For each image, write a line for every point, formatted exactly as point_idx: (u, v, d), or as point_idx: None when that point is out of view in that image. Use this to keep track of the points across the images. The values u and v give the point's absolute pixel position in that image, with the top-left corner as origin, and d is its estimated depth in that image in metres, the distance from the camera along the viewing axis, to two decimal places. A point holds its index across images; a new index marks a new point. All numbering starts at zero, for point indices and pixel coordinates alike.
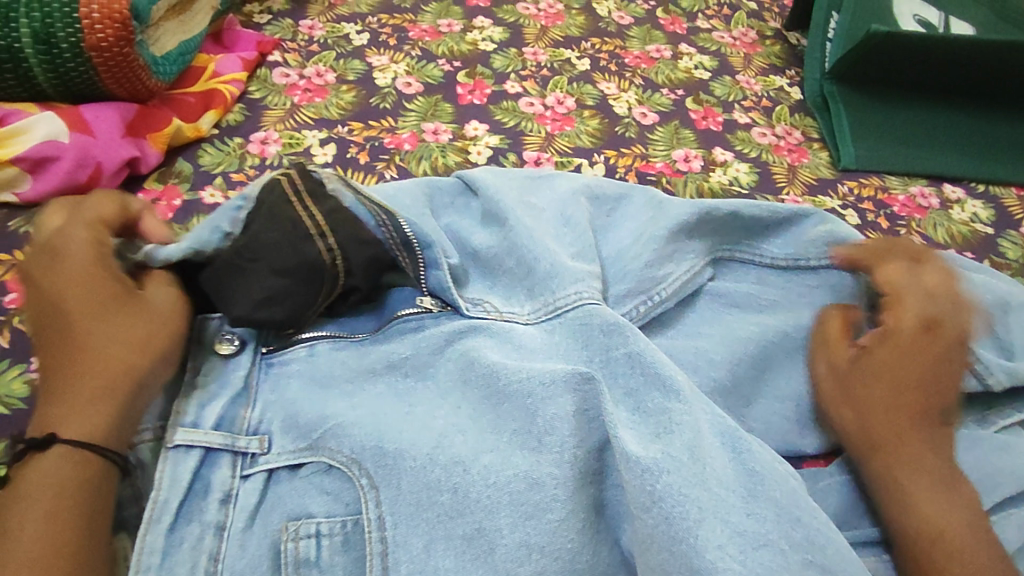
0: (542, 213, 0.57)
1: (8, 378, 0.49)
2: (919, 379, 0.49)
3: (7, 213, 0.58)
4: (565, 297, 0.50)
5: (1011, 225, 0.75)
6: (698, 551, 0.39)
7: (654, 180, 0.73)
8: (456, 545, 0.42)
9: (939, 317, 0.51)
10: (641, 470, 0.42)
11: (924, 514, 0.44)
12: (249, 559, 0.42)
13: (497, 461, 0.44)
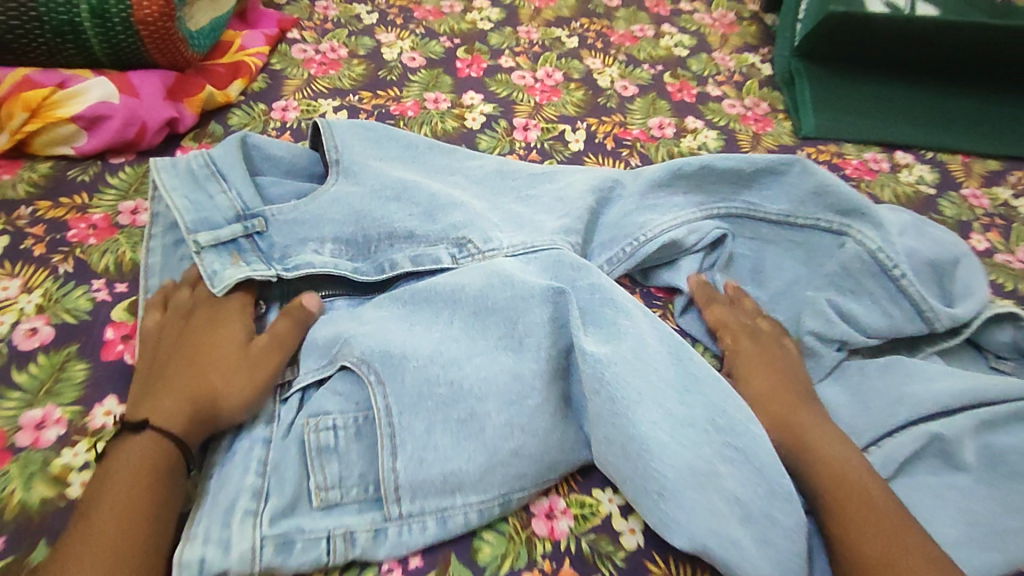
0: (542, 188, 0.69)
1: (74, 295, 0.58)
2: (797, 391, 0.57)
3: (67, 164, 0.68)
4: (542, 240, 0.62)
5: (952, 186, 0.84)
6: (635, 428, 0.50)
7: (630, 145, 0.81)
8: (450, 427, 0.51)
9: (760, 335, 0.62)
10: (595, 362, 0.52)
11: (831, 469, 0.51)
12: (283, 449, 0.51)
13: (486, 361, 0.54)
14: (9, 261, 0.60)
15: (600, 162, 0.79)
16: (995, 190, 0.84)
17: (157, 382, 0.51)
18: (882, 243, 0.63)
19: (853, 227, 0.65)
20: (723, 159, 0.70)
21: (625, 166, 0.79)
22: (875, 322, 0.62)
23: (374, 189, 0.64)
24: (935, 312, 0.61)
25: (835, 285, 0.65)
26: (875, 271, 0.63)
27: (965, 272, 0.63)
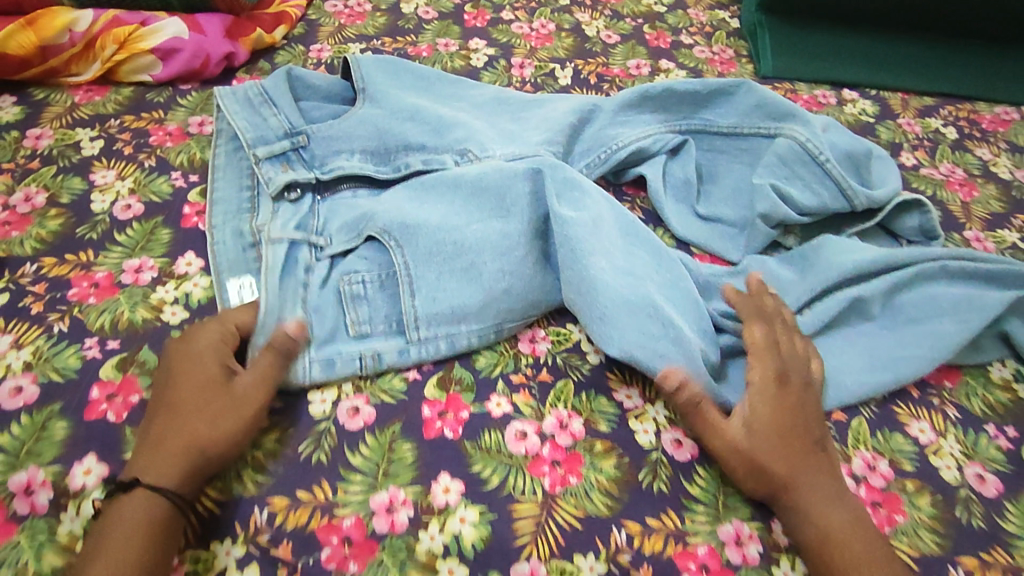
0: (530, 112, 0.83)
1: (159, 182, 0.74)
2: (803, 437, 0.57)
3: (145, 89, 0.83)
4: (529, 150, 0.76)
5: (890, 117, 0.98)
6: (592, 271, 0.64)
7: (610, 81, 0.96)
8: (455, 273, 0.65)
9: (782, 378, 0.59)
10: (563, 223, 0.67)
11: (814, 522, 0.54)
12: (324, 296, 0.64)
13: (481, 227, 0.68)
14: (106, 157, 0.75)
15: (585, 94, 0.94)
16: (927, 120, 0.98)
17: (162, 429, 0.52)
18: (809, 136, 0.77)
19: (787, 130, 0.79)
20: (684, 83, 0.83)
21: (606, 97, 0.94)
22: (806, 199, 0.75)
23: (393, 112, 0.77)
24: (853, 191, 0.74)
25: (773, 171, 0.77)
26: (806, 158, 0.77)
27: (878, 165, 0.78)
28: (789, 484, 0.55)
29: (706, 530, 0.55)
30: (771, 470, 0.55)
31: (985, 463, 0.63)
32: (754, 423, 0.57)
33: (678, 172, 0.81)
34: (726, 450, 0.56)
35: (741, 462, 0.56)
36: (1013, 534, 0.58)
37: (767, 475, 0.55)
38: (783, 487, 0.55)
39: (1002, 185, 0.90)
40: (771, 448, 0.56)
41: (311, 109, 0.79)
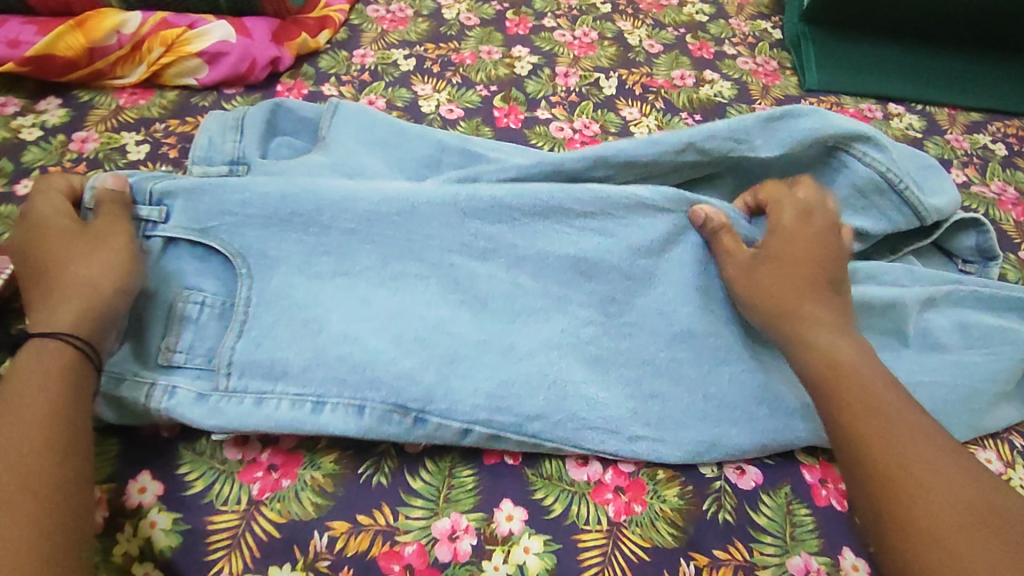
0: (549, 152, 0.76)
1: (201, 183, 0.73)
2: (816, 269, 0.58)
3: (189, 93, 0.83)
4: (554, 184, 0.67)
5: (937, 132, 0.96)
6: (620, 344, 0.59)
7: (655, 91, 0.95)
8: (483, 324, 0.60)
9: (811, 211, 0.61)
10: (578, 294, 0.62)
11: (826, 357, 0.53)
12: None
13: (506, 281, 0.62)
14: (152, 162, 0.74)
15: (630, 104, 0.92)
16: (976, 137, 0.96)
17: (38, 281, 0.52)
18: (887, 164, 0.68)
19: (863, 148, 0.69)
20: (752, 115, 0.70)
21: (651, 108, 0.92)
22: (880, 230, 0.69)
23: (340, 172, 0.70)
24: (930, 212, 0.69)
25: (841, 196, 0.70)
26: (883, 187, 0.69)
27: (946, 175, 0.74)
28: (799, 321, 0.55)
29: (775, 564, 0.53)
30: (783, 300, 0.56)
31: None
32: (760, 272, 0.58)
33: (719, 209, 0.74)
34: (750, 269, 0.59)
35: (744, 287, 0.59)
36: None
37: (770, 299, 0.57)
38: (790, 322, 0.55)
39: None
40: (775, 286, 0.57)
41: (276, 146, 0.73)
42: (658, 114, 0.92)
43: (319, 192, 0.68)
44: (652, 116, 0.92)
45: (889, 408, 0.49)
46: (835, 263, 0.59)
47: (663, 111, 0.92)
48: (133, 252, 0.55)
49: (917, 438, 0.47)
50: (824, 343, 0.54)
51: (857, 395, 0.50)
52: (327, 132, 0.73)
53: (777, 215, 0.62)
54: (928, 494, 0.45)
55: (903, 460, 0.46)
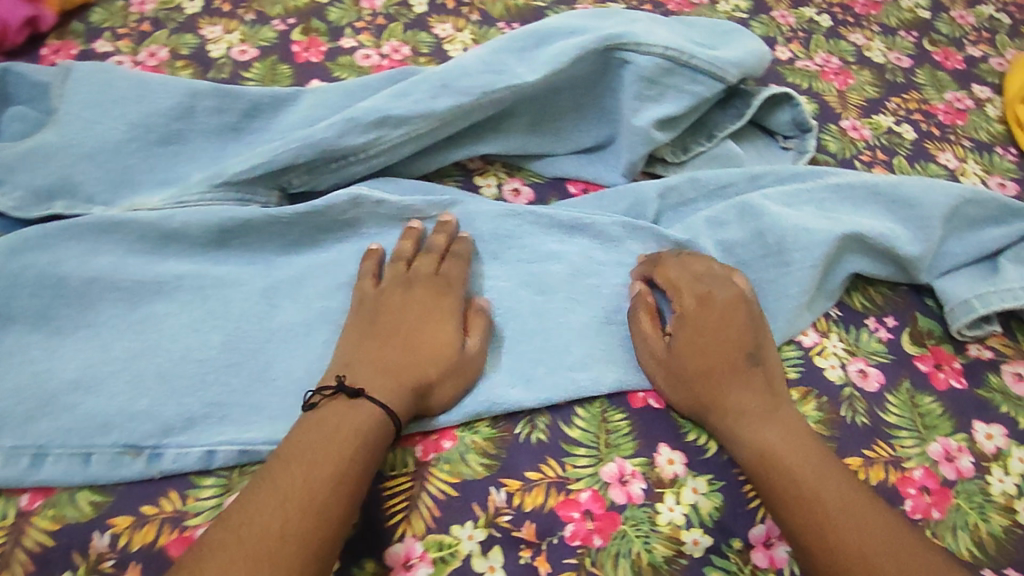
0: (329, 89, 0.71)
1: None
2: (734, 348, 0.57)
3: None
4: (304, 136, 0.62)
5: (763, 10, 0.94)
6: None
7: (469, 3, 0.90)
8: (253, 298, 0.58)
9: (710, 294, 0.59)
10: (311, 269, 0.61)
11: (752, 446, 0.54)
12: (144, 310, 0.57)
13: (250, 263, 0.61)
14: None
15: (443, 21, 0.88)
16: (801, 11, 0.95)
17: (370, 342, 0.55)
18: (665, 44, 0.65)
19: (636, 41, 0.65)
20: (517, 31, 0.67)
21: (467, 22, 0.88)
22: (682, 107, 0.67)
23: (71, 142, 0.64)
24: (724, 68, 0.68)
25: (635, 90, 0.67)
26: (670, 68, 0.66)
27: (750, 43, 0.73)
28: (720, 400, 0.56)
29: (587, 475, 0.54)
30: (723, 389, 0.56)
31: (867, 357, 0.63)
32: (677, 360, 0.57)
33: (515, 130, 0.70)
34: (668, 385, 0.58)
35: (658, 367, 0.58)
36: (894, 425, 0.60)
37: (695, 384, 0.57)
38: (716, 401, 0.56)
39: (876, 70, 0.89)
40: (706, 370, 0.57)
41: (7, 120, 0.67)
42: (474, 27, 0.88)
43: (75, 168, 0.64)
44: (468, 30, 0.87)
45: (828, 501, 0.50)
46: (752, 338, 0.58)
47: (480, 24, 0.88)
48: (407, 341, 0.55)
49: (833, 515, 0.49)
50: (753, 437, 0.54)
51: (790, 487, 0.51)
52: (56, 105, 0.67)
53: (676, 301, 0.60)
54: (890, 559, 0.47)
55: (833, 526, 0.48)
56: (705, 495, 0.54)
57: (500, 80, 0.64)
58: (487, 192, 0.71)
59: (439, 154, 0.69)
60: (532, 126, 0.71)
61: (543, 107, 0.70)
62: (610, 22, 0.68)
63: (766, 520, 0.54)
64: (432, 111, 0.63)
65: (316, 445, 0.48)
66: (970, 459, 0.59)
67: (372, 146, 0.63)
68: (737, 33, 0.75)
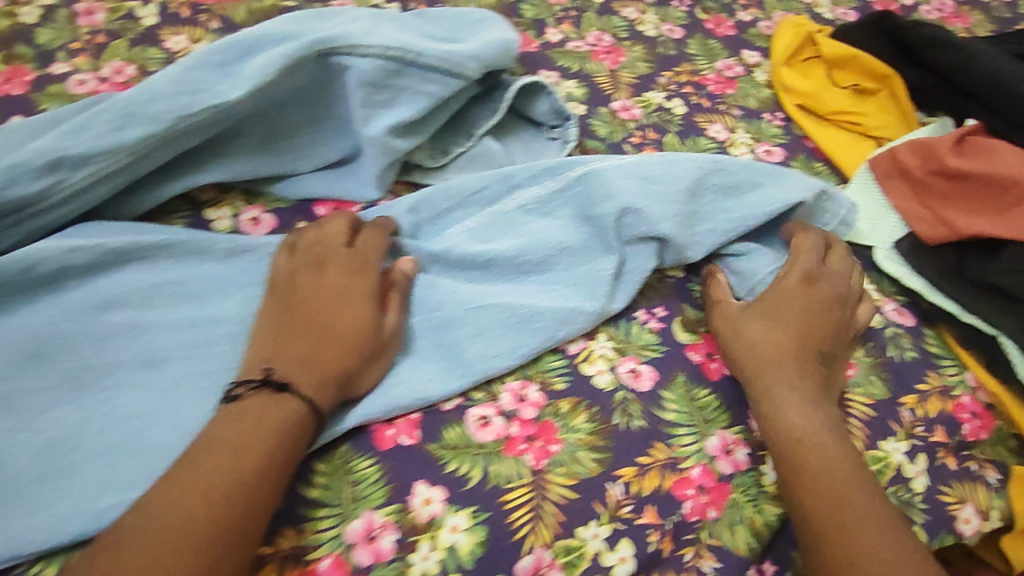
0: (11, 123, 0.60)
1: None
2: (817, 334, 0.57)
3: None
4: None
5: None
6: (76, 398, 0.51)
7: (208, 9, 0.80)
8: None
9: (819, 275, 0.60)
10: None
11: (790, 436, 0.52)
12: None
13: None
14: None
15: (177, 32, 0.78)
16: None
17: (274, 338, 0.51)
18: (381, 44, 0.59)
19: (350, 43, 0.58)
20: (218, 43, 0.59)
21: (205, 31, 0.78)
22: (417, 110, 0.61)
23: None
24: (460, 63, 0.62)
25: (361, 96, 0.60)
26: (396, 68, 0.60)
27: (497, 32, 0.68)
28: (765, 384, 0.55)
29: (329, 538, 0.48)
30: (767, 368, 0.56)
31: (638, 354, 0.59)
32: (761, 342, 0.57)
33: (241, 151, 0.62)
34: (752, 337, 0.57)
35: (745, 351, 0.57)
36: (672, 423, 0.56)
37: (774, 355, 0.56)
38: (760, 383, 0.55)
39: (649, 44, 0.87)
40: (770, 349, 0.56)
41: None
42: (213, 36, 0.78)
43: None
44: (206, 40, 0.78)
45: (849, 508, 0.48)
46: (826, 332, 0.58)
47: (221, 32, 0.79)
48: (272, 340, 0.51)
49: (858, 522, 0.47)
50: (788, 425, 0.53)
51: (813, 479, 0.50)
52: None
53: (780, 279, 0.60)
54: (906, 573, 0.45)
55: (856, 540, 0.47)
56: (466, 532, 0.49)
57: (199, 101, 0.56)
58: (219, 225, 0.63)
59: (154, 190, 0.60)
60: (262, 146, 0.63)
61: (272, 124, 0.62)
62: (326, 23, 0.61)
63: (534, 550, 0.49)
64: (117, 145, 0.54)
65: (238, 435, 0.45)
66: (747, 450, 0.55)
67: (52, 192, 0.54)
68: (485, 21, 0.70)
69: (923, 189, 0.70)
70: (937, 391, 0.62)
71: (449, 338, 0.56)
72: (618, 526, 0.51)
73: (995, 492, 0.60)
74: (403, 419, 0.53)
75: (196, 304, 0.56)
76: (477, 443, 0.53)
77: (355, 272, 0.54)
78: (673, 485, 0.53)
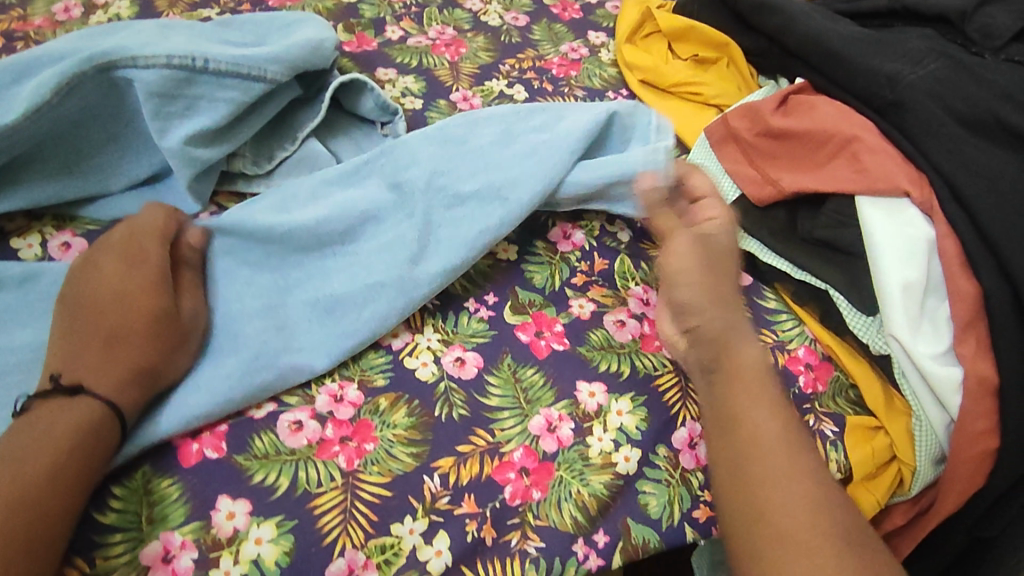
0: None
1: None
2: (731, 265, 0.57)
3: None
4: None
5: None
6: None
7: (23, 37, 0.76)
8: None
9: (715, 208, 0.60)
10: None
11: (732, 369, 0.51)
12: None
13: None
14: None
15: None
16: None
17: (68, 342, 0.49)
18: (163, 53, 0.58)
19: (129, 55, 0.57)
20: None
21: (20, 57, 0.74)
22: (216, 118, 0.60)
23: None
24: (257, 67, 0.61)
25: (154, 109, 0.59)
26: (186, 78, 0.59)
27: (308, 31, 0.67)
28: (712, 309, 0.53)
29: (122, 564, 0.45)
30: (713, 296, 0.54)
31: (465, 343, 0.59)
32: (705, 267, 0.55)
33: (43, 174, 0.59)
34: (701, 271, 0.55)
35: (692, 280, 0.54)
36: (495, 408, 0.55)
37: (699, 291, 0.54)
38: (707, 305, 0.53)
39: (492, 34, 0.87)
40: (705, 279, 0.54)
41: None
42: None
43: None
44: None
45: (771, 451, 0.46)
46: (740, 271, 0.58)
47: None
48: (67, 339, 0.49)
49: (777, 468, 0.45)
50: (729, 358, 0.51)
51: (739, 417, 0.48)
52: None
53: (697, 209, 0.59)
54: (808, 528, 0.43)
55: (772, 489, 0.44)
56: (271, 542, 0.47)
57: None
58: (26, 254, 0.59)
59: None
60: (67, 168, 0.60)
61: (73, 145, 0.60)
62: (109, 39, 0.59)
63: (344, 552, 0.47)
64: None
65: (24, 445, 0.43)
66: (571, 425, 0.55)
67: None
68: (298, 22, 0.69)
69: (753, 151, 0.70)
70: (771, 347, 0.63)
71: (239, 321, 0.55)
72: (434, 518, 0.49)
73: (833, 444, 0.60)
74: (208, 433, 0.51)
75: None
76: (288, 449, 0.51)
77: (156, 256, 0.53)
78: (493, 471, 0.52)
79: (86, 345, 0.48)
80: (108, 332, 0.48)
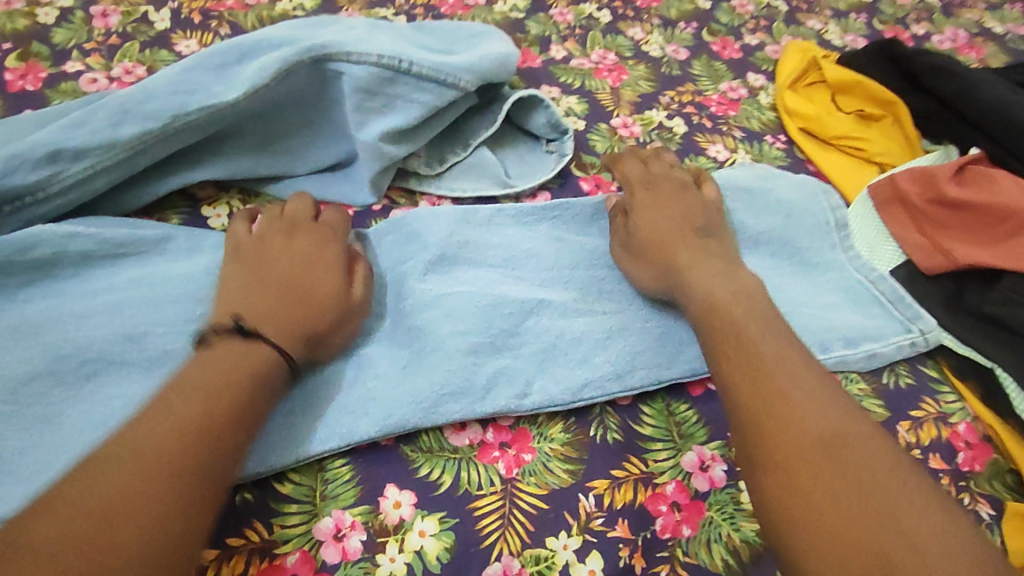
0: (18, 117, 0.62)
1: None
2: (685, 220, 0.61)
3: None
4: None
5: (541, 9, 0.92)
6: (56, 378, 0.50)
7: (219, 16, 0.81)
8: None
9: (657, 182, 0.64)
10: None
11: (767, 357, 0.49)
12: None
13: None
14: None
15: (189, 37, 0.79)
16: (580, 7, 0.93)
17: (253, 298, 0.51)
18: (374, 52, 0.61)
19: (343, 49, 0.60)
20: (213, 48, 0.61)
21: (215, 37, 0.79)
22: (410, 117, 0.62)
23: None
24: (454, 74, 0.63)
25: (355, 102, 0.62)
26: (389, 77, 0.62)
27: (494, 44, 0.69)
28: (726, 310, 0.54)
29: (296, 534, 0.47)
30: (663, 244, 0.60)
31: None
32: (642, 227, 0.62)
33: (239, 151, 0.63)
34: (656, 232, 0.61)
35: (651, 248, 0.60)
36: (649, 438, 0.55)
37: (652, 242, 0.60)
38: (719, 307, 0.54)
39: (653, 64, 0.88)
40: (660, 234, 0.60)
41: None
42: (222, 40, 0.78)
43: None
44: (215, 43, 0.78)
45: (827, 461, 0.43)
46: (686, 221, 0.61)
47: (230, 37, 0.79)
48: (248, 297, 0.51)
49: (846, 463, 0.42)
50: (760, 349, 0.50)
51: (774, 408, 0.46)
52: None
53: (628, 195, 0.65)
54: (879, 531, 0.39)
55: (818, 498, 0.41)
56: (434, 537, 0.48)
57: (197, 100, 0.58)
58: (215, 223, 0.62)
59: (147, 189, 0.61)
60: (263, 147, 0.63)
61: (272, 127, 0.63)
62: (321, 33, 0.63)
63: (501, 557, 0.48)
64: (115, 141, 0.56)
65: (218, 408, 0.43)
66: (724, 467, 0.54)
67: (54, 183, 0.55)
68: (483, 34, 0.71)
69: (922, 218, 0.69)
70: (933, 418, 0.61)
71: (419, 323, 0.55)
72: (587, 538, 0.49)
73: (990, 529, 0.55)
74: None
75: (189, 284, 0.56)
76: (452, 447, 0.52)
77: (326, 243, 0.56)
78: (647, 500, 0.52)
79: (277, 311, 0.50)
80: (295, 300, 0.51)
